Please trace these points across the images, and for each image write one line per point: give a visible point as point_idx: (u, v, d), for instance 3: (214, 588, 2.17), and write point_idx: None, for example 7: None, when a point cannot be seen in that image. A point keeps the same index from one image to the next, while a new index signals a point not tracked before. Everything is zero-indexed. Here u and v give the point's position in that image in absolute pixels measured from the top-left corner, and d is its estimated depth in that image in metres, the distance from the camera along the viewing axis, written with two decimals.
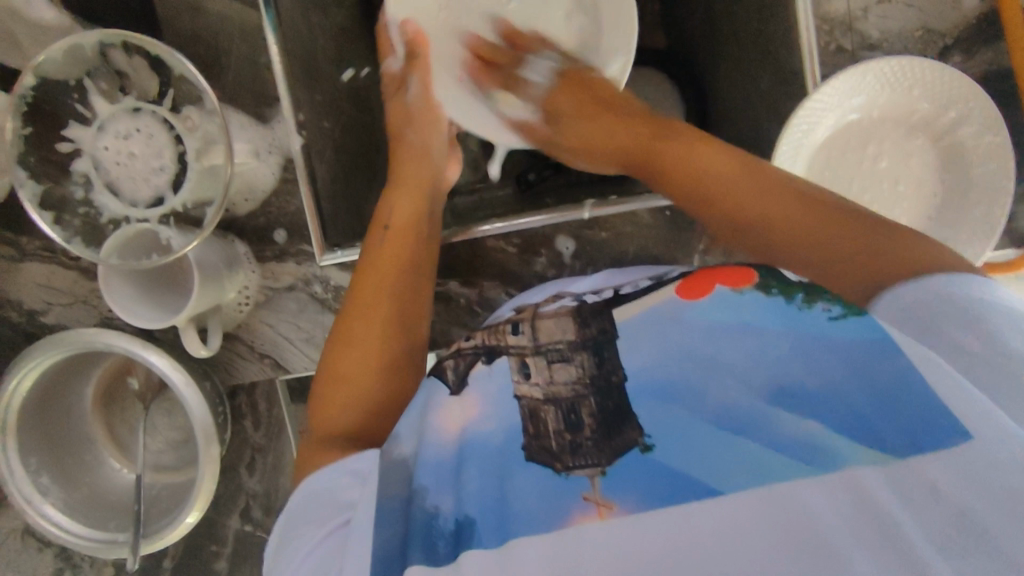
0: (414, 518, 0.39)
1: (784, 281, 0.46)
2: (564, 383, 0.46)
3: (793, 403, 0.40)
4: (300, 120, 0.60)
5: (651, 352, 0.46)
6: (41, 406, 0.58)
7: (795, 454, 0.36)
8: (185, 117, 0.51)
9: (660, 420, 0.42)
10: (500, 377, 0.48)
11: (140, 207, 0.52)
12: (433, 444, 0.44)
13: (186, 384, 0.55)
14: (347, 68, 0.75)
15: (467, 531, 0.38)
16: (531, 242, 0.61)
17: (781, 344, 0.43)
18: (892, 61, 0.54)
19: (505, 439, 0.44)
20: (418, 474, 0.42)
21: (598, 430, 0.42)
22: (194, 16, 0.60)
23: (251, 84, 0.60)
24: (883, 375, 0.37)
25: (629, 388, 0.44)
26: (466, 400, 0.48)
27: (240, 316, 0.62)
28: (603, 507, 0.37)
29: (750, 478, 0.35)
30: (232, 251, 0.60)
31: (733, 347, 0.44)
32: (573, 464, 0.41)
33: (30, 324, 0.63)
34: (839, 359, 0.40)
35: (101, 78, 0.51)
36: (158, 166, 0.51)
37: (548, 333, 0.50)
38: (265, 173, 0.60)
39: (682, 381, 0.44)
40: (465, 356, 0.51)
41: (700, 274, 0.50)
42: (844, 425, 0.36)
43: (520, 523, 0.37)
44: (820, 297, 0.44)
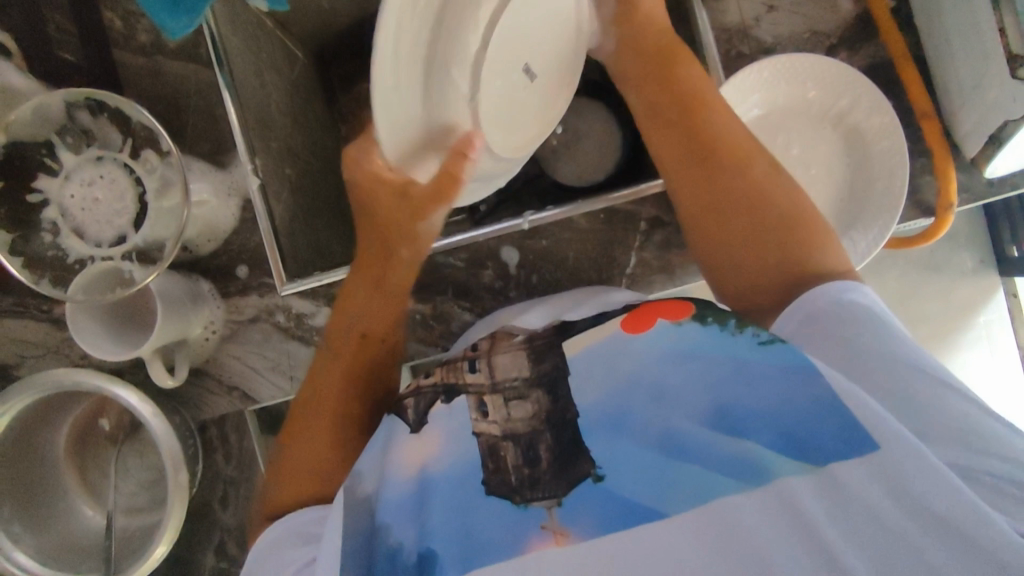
0: (377, 552, 0.43)
1: (718, 311, 0.48)
2: (520, 421, 0.47)
3: (737, 426, 0.42)
4: (255, 163, 0.65)
5: (601, 383, 0.48)
6: (15, 454, 0.59)
7: (734, 475, 0.40)
8: (144, 160, 0.55)
9: (611, 451, 0.44)
10: (459, 417, 0.48)
11: (104, 246, 0.55)
12: (393, 485, 0.47)
13: (155, 415, 0.57)
14: (303, 121, 0.81)
15: (430, 563, 0.42)
16: (477, 255, 0.65)
17: (710, 372, 0.45)
18: (782, 59, 0.61)
19: (462, 478, 0.46)
20: (381, 512, 0.46)
21: (555, 462, 0.45)
22: (155, 78, 0.65)
23: (210, 136, 0.66)
24: (805, 395, 0.41)
25: (582, 421, 0.46)
26: (428, 437, 0.49)
27: (208, 350, 0.65)
28: (560, 535, 0.41)
29: (696, 496, 0.40)
30: (198, 289, 0.64)
31: (671, 372, 0.47)
32: (530, 496, 0.43)
33: (5, 377, 0.65)
34: (773, 384, 0.43)
35: (67, 133, 0.55)
36: (120, 208, 0.55)
37: (504, 370, 0.50)
38: (226, 214, 0.65)
39: (627, 412, 0.46)
40: (426, 395, 0.51)
41: (643, 309, 0.51)
42: (776, 445, 0.40)
43: (483, 554, 0.41)
44: (749, 323, 0.46)
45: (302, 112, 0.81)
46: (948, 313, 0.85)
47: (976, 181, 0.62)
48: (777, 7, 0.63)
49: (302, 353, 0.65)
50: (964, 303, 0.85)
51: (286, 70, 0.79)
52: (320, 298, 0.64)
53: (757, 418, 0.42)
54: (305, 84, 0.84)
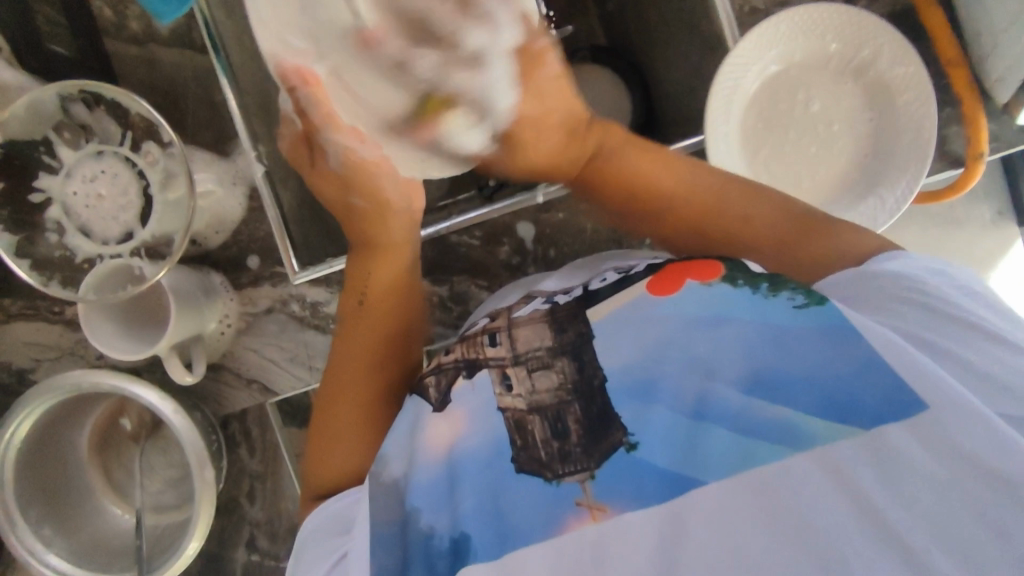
0: (411, 541, 0.41)
1: (748, 273, 0.46)
2: (546, 392, 0.46)
3: (774, 388, 0.41)
4: (259, 150, 0.63)
5: (629, 350, 0.46)
6: (39, 457, 0.58)
7: (769, 442, 0.38)
8: (146, 153, 0.53)
9: (642, 420, 0.43)
10: (483, 392, 0.48)
11: (112, 243, 0.54)
12: (422, 467, 0.45)
13: (175, 411, 0.56)
14: None
15: (464, 547, 0.40)
16: (492, 232, 0.63)
17: (743, 332, 0.44)
18: (799, 12, 0.58)
19: (491, 455, 0.44)
20: (412, 496, 0.44)
21: (585, 436, 0.43)
22: (150, 68, 0.63)
23: (211, 125, 0.64)
24: (845, 358, 0.39)
25: (610, 390, 0.45)
26: (452, 416, 0.47)
27: (224, 344, 0.64)
28: (596, 510, 0.39)
29: (734, 460, 0.38)
30: (209, 282, 0.62)
31: (709, 336, 0.45)
32: (562, 471, 0.42)
33: (23, 383, 0.64)
34: (809, 343, 0.41)
35: (63, 128, 0.53)
36: (125, 204, 0.53)
37: (527, 341, 0.49)
38: (232, 204, 0.63)
39: (655, 376, 0.45)
40: (447, 372, 0.50)
41: (670, 270, 0.49)
42: (818, 406, 0.38)
43: (518, 536, 0.40)
44: (784, 287, 0.45)
45: None
46: (973, 267, 0.82)
47: (1006, 129, 0.60)
48: None
49: (319, 342, 0.64)
50: (985, 252, 0.82)
51: None
52: (335, 286, 0.63)
53: (791, 376, 0.41)
54: None
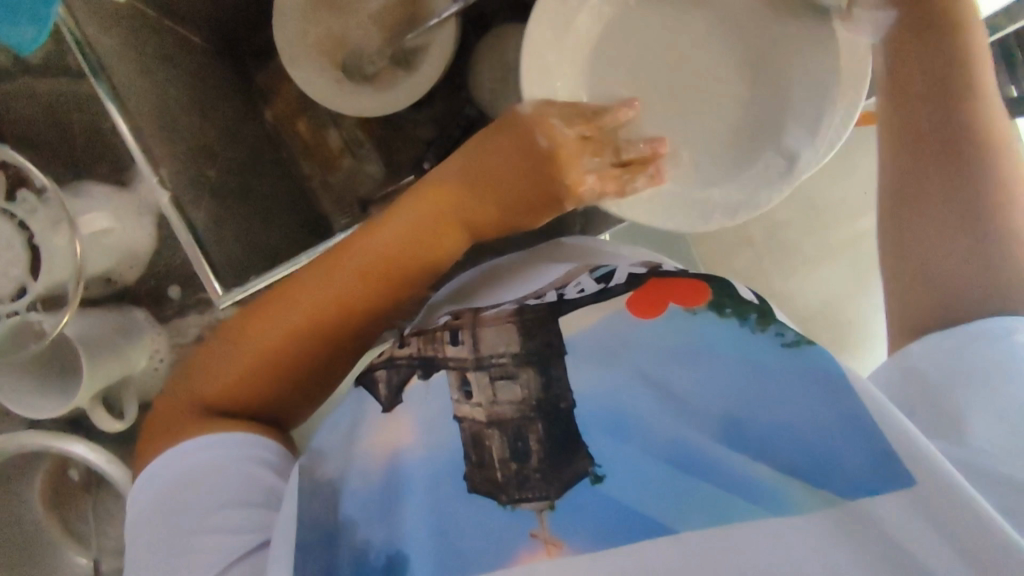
0: (344, 560, 0.39)
1: (736, 300, 0.46)
2: (507, 405, 0.43)
3: (752, 446, 0.39)
4: (161, 174, 0.60)
5: (598, 376, 0.44)
6: None
7: (745, 498, 0.37)
8: (22, 202, 0.49)
9: (612, 456, 0.41)
10: (439, 399, 0.44)
11: (5, 302, 0.50)
12: (360, 474, 0.43)
13: (109, 461, 0.56)
14: (215, 113, 0.74)
15: (399, 567, 0.38)
16: None
17: (725, 375, 0.42)
18: None
19: (441, 471, 0.42)
20: (345, 508, 0.41)
21: (548, 458, 0.41)
22: (30, 100, 0.59)
23: (106, 155, 0.61)
24: (829, 417, 0.38)
25: (577, 414, 0.42)
26: (400, 418, 0.45)
27: (159, 380, 0.62)
28: (552, 545, 0.37)
29: (703, 516, 0.36)
30: (131, 318, 0.60)
31: (698, 373, 0.43)
32: (518, 496, 0.39)
33: None
34: (793, 388, 0.40)
35: None
36: (12, 256, 0.50)
37: (490, 344, 0.46)
38: (140, 236, 0.60)
39: (633, 413, 0.43)
40: (400, 368, 0.47)
41: (650, 289, 0.48)
42: (793, 464, 0.38)
43: (468, 563, 0.37)
44: (775, 323, 0.44)
45: (213, 104, 0.74)
46: None
47: None
48: None
49: None
50: None
51: (182, 62, 0.72)
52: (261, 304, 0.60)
53: (770, 423, 0.40)
54: (210, 71, 0.77)
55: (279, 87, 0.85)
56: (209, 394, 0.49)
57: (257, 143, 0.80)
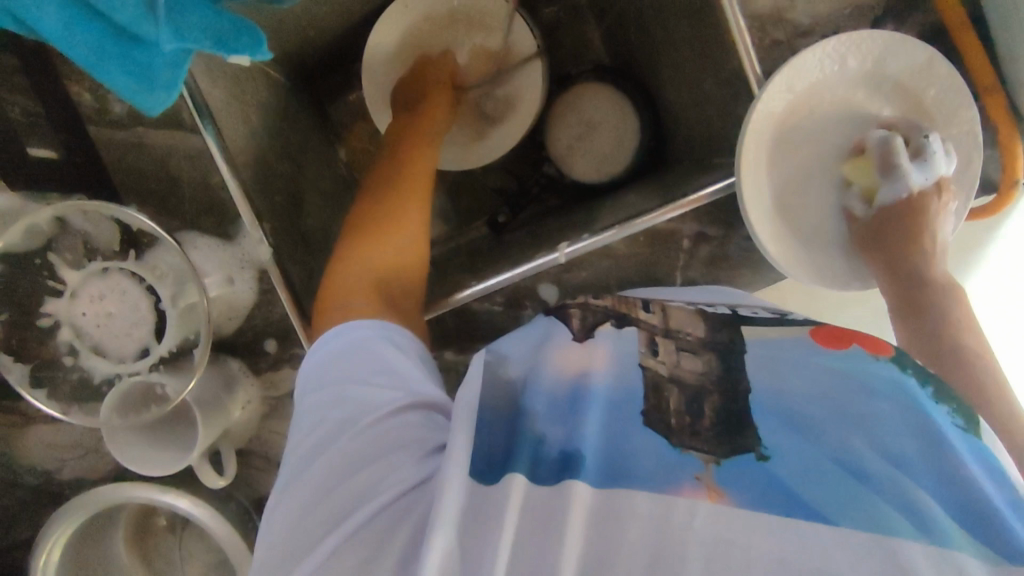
0: (521, 442, 0.36)
1: (920, 364, 0.41)
2: (692, 371, 0.39)
3: (910, 467, 0.35)
4: (263, 229, 0.60)
5: (791, 382, 0.38)
6: (77, 566, 0.59)
7: (914, 523, 0.32)
8: (152, 266, 0.50)
9: (789, 449, 0.35)
10: (627, 346, 0.41)
11: (128, 361, 0.51)
12: (542, 381, 0.39)
13: (210, 516, 0.56)
14: (300, 155, 0.75)
15: (575, 464, 0.35)
16: (515, 296, 0.62)
17: (904, 419, 0.37)
18: (842, 37, 0.54)
19: (616, 402, 0.37)
20: (526, 398, 0.38)
21: (722, 424, 0.36)
22: (138, 151, 0.59)
23: (211, 208, 0.60)
24: (995, 490, 0.35)
25: (756, 399, 0.37)
26: (592, 351, 0.41)
27: (250, 430, 0.63)
28: (715, 492, 0.33)
29: (868, 519, 0.32)
30: (228, 370, 0.61)
31: (887, 409, 0.37)
32: (688, 442, 0.35)
33: (50, 486, 0.63)
34: (967, 459, 0.36)
35: (64, 249, 0.50)
36: (137, 320, 0.51)
37: (679, 323, 0.43)
38: (243, 292, 0.60)
39: (816, 423, 0.37)
40: (595, 313, 0.44)
41: (839, 328, 0.43)
42: (958, 518, 0.34)
43: (628, 479, 0.34)
44: (947, 404, 0.40)
45: (298, 147, 0.75)
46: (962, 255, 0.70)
47: None
48: None
49: None
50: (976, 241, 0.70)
51: (273, 105, 0.72)
52: None
53: (942, 466, 0.36)
54: (295, 112, 0.78)
55: (352, 127, 0.88)
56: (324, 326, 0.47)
57: (334, 183, 0.81)
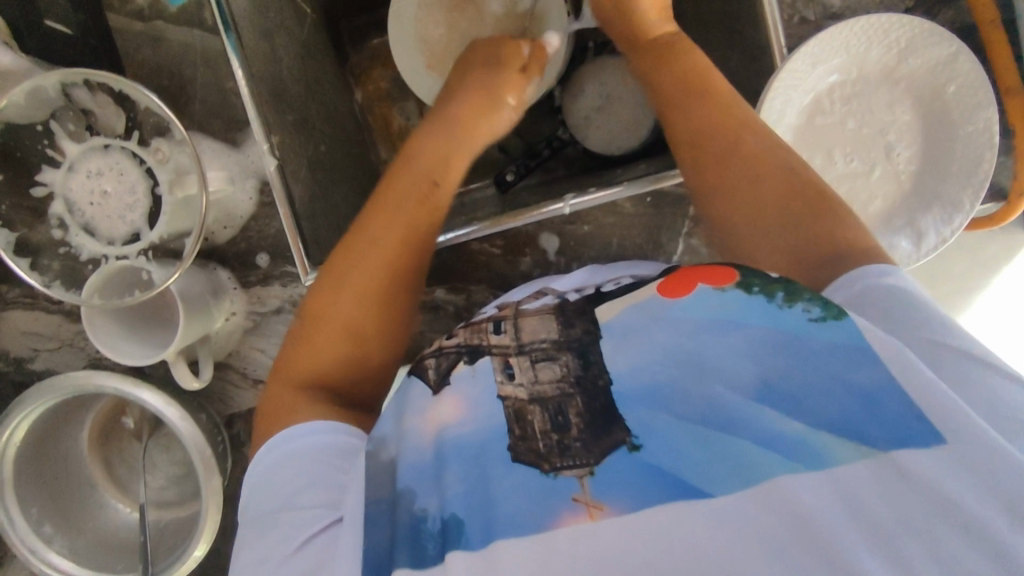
0: (400, 522, 0.37)
1: (765, 278, 0.40)
2: (549, 384, 0.39)
3: (770, 399, 0.36)
4: (271, 141, 0.60)
5: (641, 352, 0.40)
6: (38, 452, 0.57)
7: (784, 456, 0.34)
8: (155, 150, 0.50)
9: (650, 424, 0.37)
10: (484, 380, 0.40)
11: (117, 244, 0.51)
12: (412, 447, 0.40)
13: (181, 417, 0.54)
14: (316, 84, 0.74)
15: (455, 531, 0.36)
16: (514, 242, 0.61)
17: (763, 345, 0.38)
18: (873, 17, 0.54)
19: (486, 439, 0.39)
20: (401, 476, 0.39)
21: (588, 431, 0.37)
22: (155, 47, 0.59)
23: (221, 112, 0.60)
24: (864, 381, 0.35)
25: (617, 392, 0.38)
26: (448, 399, 0.41)
27: (230, 344, 0.62)
28: (594, 508, 0.34)
29: (737, 476, 0.33)
30: (216, 280, 0.60)
31: (732, 340, 0.38)
32: (560, 464, 0.36)
33: (20, 374, 0.62)
34: (827, 363, 0.36)
35: (67, 119, 0.50)
36: (132, 202, 0.50)
37: (532, 331, 0.42)
38: (243, 199, 0.60)
39: (673, 385, 0.38)
40: (448, 355, 0.43)
41: (683, 274, 0.42)
42: (828, 427, 0.34)
43: (507, 526, 0.35)
44: (800, 296, 0.39)
45: (315, 77, 0.74)
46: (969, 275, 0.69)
47: None
48: None
49: None
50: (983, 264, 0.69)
51: (297, 29, 0.72)
52: None
53: (797, 378, 0.36)
54: (317, 42, 0.77)
55: (370, 70, 0.87)
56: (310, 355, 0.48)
57: (347, 121, 0.80)
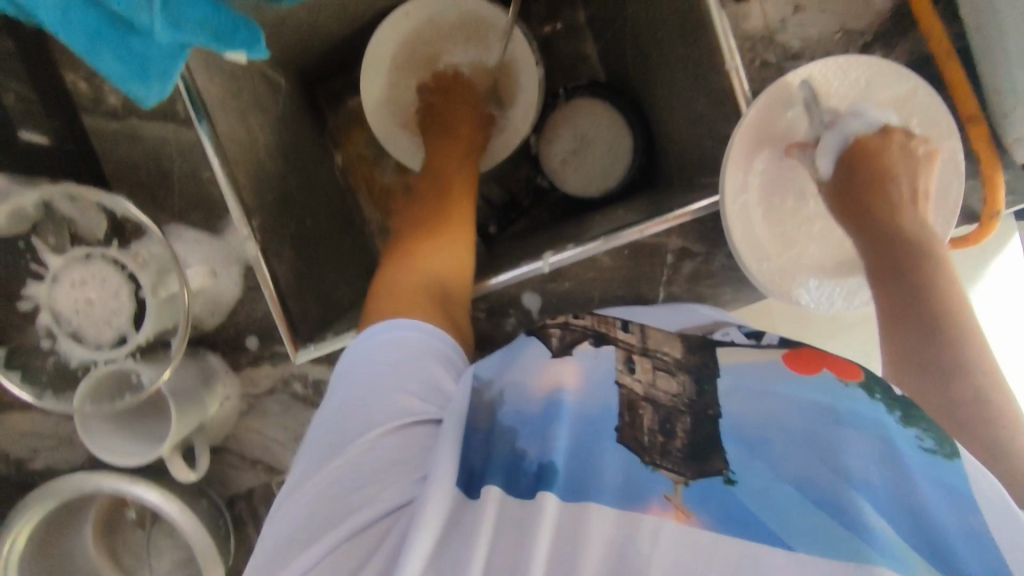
0: (501, 457, 0.39)
1: (889, 391, 0.41)
2: (666, 393, 0.41)
3: (865, 487, 0.36)
4: (252, 226, 0.60)
5: (749, 407, 0.40)
6: (41, 555, 0.57)
7: (866, 539, 0.33)
8: (135, 254, 0.50)
9: (746, 470, 0.37)
10: (604, 363, 0.43)
11: (106, 348, 0.51)
12: (522, 395, 0.42)
13: (179, 510, 0.55)
14: (294, 155, 0.75)
15: (550, 474, 0.37)
16: (498, 304, 0.62)
17: (877, 447, 0.37)
18: (833, 60, 0.55)
19: (598, 415, 0.40)
20: (502, 414, 0.42)
21: (687, 458, 0.37)
22: (133, 143, 0.60)
23: (201, 202, 0.61)
24: (973, 524, 0.34)
25: (724, 425, 0.39)
26: (568, 369, 0.42)
27: (227, 427, 0.63)
28: (682, 512, 0.35)
29: (825, 542, 0.33)
30: (207, 365, 0.61)
31: (855, 438, 0.37)
32: (659, 460, 0.37)
33: (22, 474, 0.63)
34: (935, 490, 0.36)
35: (48, 232, 0.51)
36: (116, 308, 0.51)
37: (656, 342, 0.45)
38: (227, 287, 0.61)
39: (773, 441, 0.38)
40: (574, 331, 0.46)
41: (810, 352, 0.44)
42: (914, 541, 0.34)
43: (595, 494, 0.35)
44: (919, 424, 0.39)
45: (292, 150, 0.76)
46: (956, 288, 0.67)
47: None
48: (804, 8, 0.59)
49: None
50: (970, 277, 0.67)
51: (271, 106, 0.73)
52: None
53: (904, 488, 0.36)
54: (293, 113, 0.79)
55: (349, 130, 0.88)
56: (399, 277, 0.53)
57: (328, 187, 0.82)
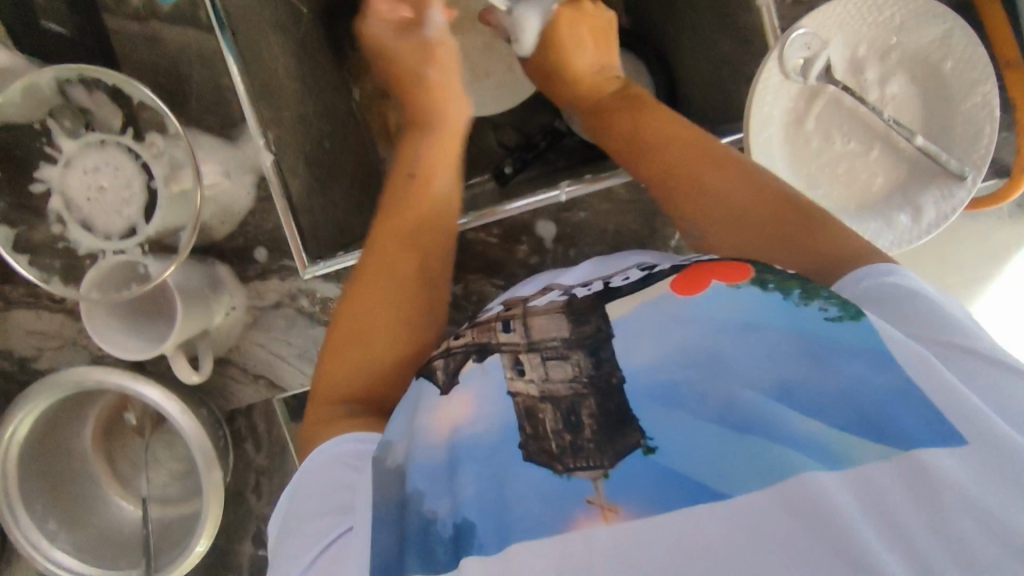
0: (411, 525, 0.36)
1: (780, 274, 0.39)
2: (560, 382, 0.39)
3: (789, 398, 0.35)
4: (268, 136, 0.60)
5: (652, 351, 0.39)
6: (39, 451, 0.57)
7: (804, 454, 0.33)
8: (150, 144, 0.50)
9: (663, 426, 0.36)
10: (494, 377, 0.40)
11: (114, 238, 0.51)
12: (422, 448, 0.39)
13: (181, 412, 0.55)
14: (313, 81, 0.74)
15: (468, 533, 0.35)
16: (511, 230, 0.61)
17: (778, 341, 0.37)
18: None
19: (499, 443, 0.38)
20: (411, 479, 0.37)
21: (601, 430, 0.37)
22: (151, 45, 0.60)
23: (219, 110, 0.60)
24: (890, 380, 0.34)
25: (629, 391, 0.38)
26: (458, 399, 0.40)
27: (231, 339, 0.63)
28: (608, 510, 0.33)
29: (756, 475, 0.33)
30: (213, 275, 0.61)
31: (752, 343, 0.38)
32: (574, 465, 0.35)
33: (24, 373, 0.62)
34: (845, 360, 0.35)
35: (63, 116, 0.50)
36: (127, 197, 0.50)
37: (542, 329, 0.41)
38: (240, 194, 0.61)
39: (685, 384, 0.37)
40: (457, 355, 0.43)
41: (694, 270, 0.41)
42: (847, 423, 0.34)
43: (521, 529, 0.34)
44: (818, 294, 0.38)
45: (310, 74, 0.74)
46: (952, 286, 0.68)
47: None
48: None
49: None
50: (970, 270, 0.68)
51: (292, 28, 0.72)
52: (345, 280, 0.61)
53: (820, 384, 0.35)
54: (314, 41, 0.78)
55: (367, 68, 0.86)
56: (338, 364, 0.47)
57: (345, 119, 0.81)
